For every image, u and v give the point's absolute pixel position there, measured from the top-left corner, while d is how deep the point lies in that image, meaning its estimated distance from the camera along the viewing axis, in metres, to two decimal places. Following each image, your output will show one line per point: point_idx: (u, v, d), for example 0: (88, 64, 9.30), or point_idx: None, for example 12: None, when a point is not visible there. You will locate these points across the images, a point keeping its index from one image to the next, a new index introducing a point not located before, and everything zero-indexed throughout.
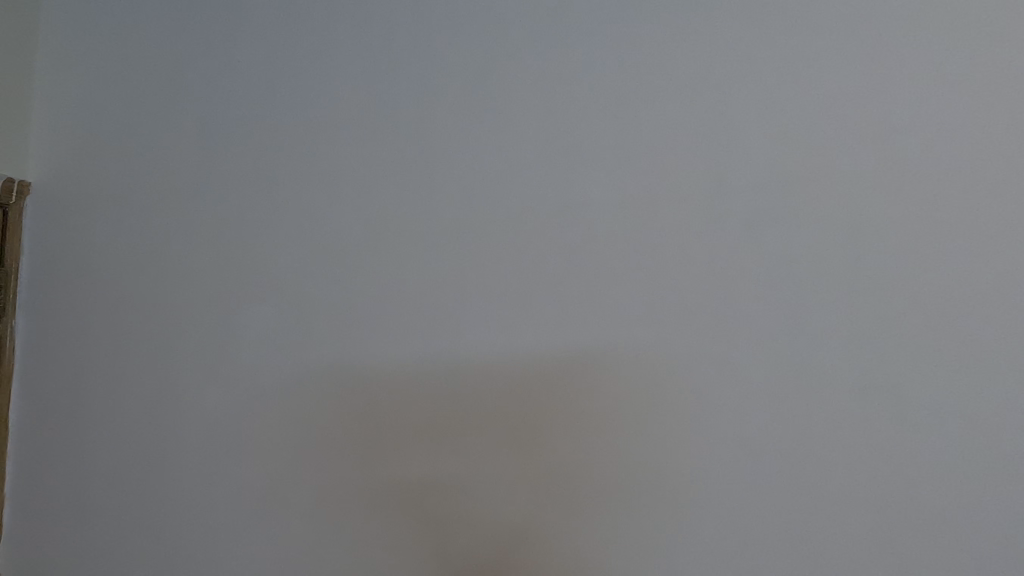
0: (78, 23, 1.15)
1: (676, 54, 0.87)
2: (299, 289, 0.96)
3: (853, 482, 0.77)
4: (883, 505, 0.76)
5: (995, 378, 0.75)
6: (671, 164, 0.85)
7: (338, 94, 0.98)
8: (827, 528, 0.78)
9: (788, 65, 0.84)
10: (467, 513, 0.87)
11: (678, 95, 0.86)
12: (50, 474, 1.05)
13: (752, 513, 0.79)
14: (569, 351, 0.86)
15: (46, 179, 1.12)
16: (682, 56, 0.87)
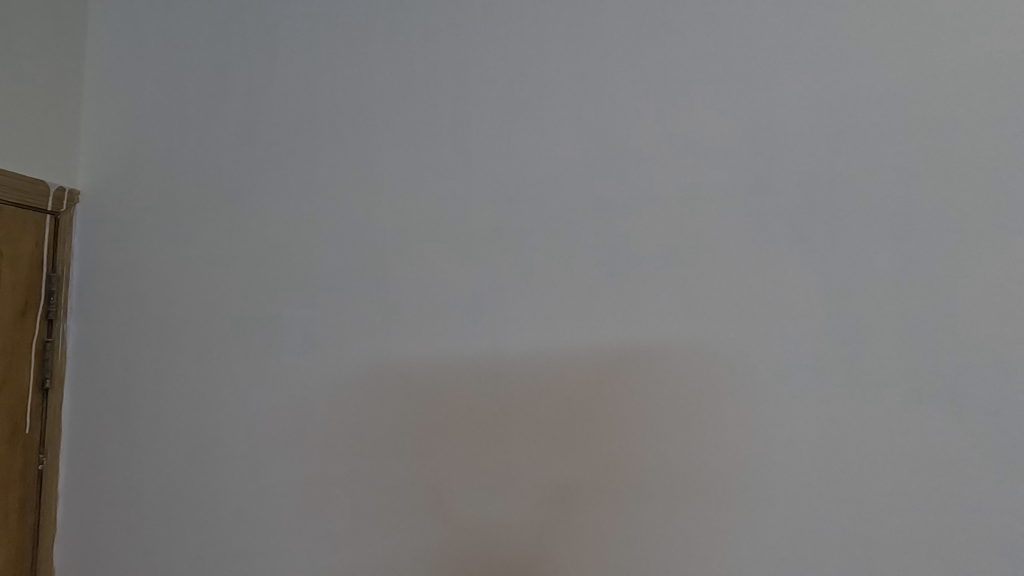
0: (127, 35, 1.19)
1: (707, 56, 0.87)
2: (340, 289, 0.98)
3: (881, 478, 0.76)
4: (900, 497, 0.75)
5: (1013, 372, 0.73)
6: (697, 164, 0.85)
7: (376, 97, 1.00)
8: (875, 529, 0.76)
9: (827, 53, 0.83)
10: (506, 510, 0.88)
11: (707, 94, 0.86)
12: (102, 472, 1.08)
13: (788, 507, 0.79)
14: (614, 344, 0.85)
15: (97, 186, 1.16)
16: (712, 58, 0.87)
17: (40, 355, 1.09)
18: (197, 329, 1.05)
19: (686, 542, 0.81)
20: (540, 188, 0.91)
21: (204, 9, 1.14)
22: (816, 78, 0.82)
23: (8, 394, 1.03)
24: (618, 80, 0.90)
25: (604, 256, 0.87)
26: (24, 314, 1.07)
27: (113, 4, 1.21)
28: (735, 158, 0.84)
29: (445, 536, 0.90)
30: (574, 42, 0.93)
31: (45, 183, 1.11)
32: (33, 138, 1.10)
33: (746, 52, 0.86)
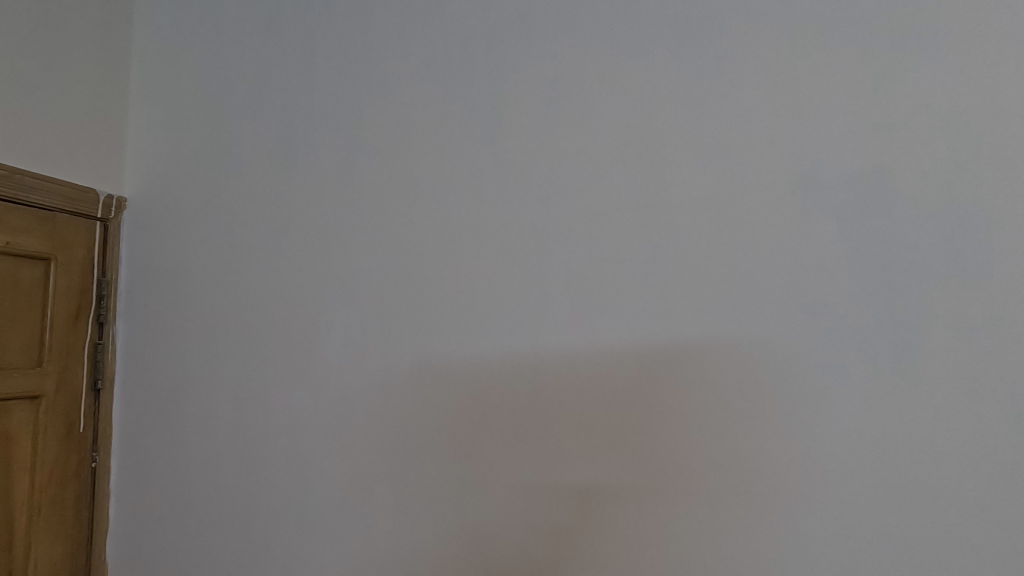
0: (171, 45, 1.23)
1: (746, 57, 0.88)
2: (380, 291, 0.99)
3: (924, 471, 0.77)
4: (943, 490, 0.77)
5: None
6: (739, 164, 0.87)
7: (413, 100, 1.02)
8: (919, 523, 0.77)
9: (867, 52, 0.84)
10: (550, 508, 0.88)
11: (748, 94, 0.87)
12: (152, 470, 1.12)
13: (833, 501, 0.80)
14: (657, 342, 0.86)
15: (144, 193, 1.20)
16: (752, 59, 0.88)
17: (92, 357, 1.13)
18: (241, 330, 1.08)
19: (719, 536, 0.82)
20: (578, 189, 0.92)
21: (244, 19, 1.17)
22: (857, 78, 0.84)
23: (64, 395, 1.07)
24: (658, 81, 0.91)
25: (645, 256, 0.88)
26: (78, 317, 1.11)
27: (157, 17, 1.25)
28: (777, 158, 0.85)
29: (474, 536, 0.91)
30: (611, 43, 0.94)
31: (95, 191, 1.15)
32: (83, 147, 1.14)
33: (785, 51, 0.87)
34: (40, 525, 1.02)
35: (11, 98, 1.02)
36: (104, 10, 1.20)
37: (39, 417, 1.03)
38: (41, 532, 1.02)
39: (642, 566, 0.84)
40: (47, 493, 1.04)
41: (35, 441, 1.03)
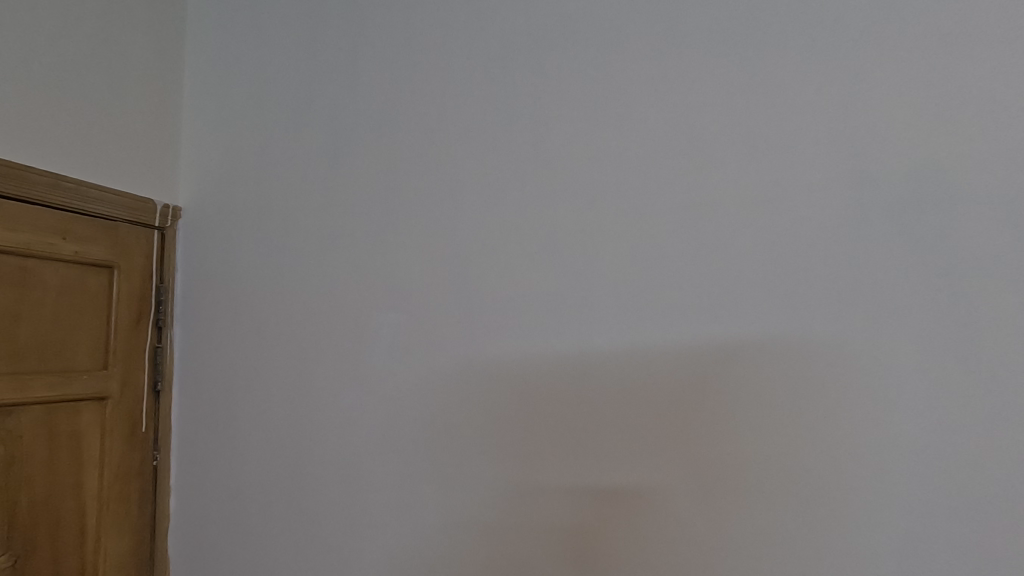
0: (219, 59, 1.28)
1: (791, 54, 0.88)
2: (426, 293, 1.01)
3: (982, 469, 0.76)
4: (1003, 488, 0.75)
5: None
6: (786, 161, 0.86)
7: (456, 105, 1.04)
8: (978, 522, 0.76)
9: (916, 46, 0.83)
10: (597, 507, 0.89)
11: (794, 91, 0.87)
12: (209, 469, 1.16)
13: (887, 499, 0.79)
14: (706, 343, 0.86)
15: (197, 202, 1.25)
16: (798, 56, 0.88)
17: (151, 360, 1.18)
18: (291, 333, 1.11)
19: (768, 535, 0.82)
20: (623, 190, 0.93)
21: (290, 32, 1.21)
22: (906, 73, 0.83)
23: (127, 396, 1.12)
24: (703, 79, 0.91)
25: (691, 254, 0.88)
26: (138, 321, 1.16)
27: (207, 34, 1.31)
28: (826, 155, 0.85)
29: (512, 535, 0.93)
30: (651, 43, 0.95)
31: (152, 201, 1.20)
32: (140, 159, 1.20)
33: (831, 48, 0.86)
34: (108, 521, 1.07)
35: (75, 115, 1.08)
36: (156, 29, 1.26)
37: (105, 417, 1.09)
38: (109, 528, 1.07)
39: (680, 566, 0.85)
40: (114, 490, 1.09)
41: (102, 440, 1.08)
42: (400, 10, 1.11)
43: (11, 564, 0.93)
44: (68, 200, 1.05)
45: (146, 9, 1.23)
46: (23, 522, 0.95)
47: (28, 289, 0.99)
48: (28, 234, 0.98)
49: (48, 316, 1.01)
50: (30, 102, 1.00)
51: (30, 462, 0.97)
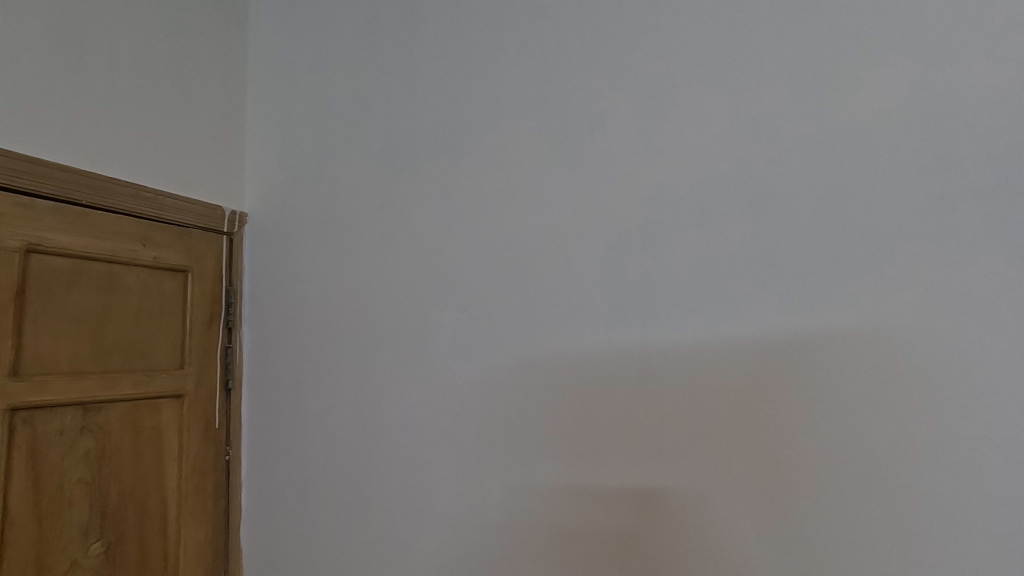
0: (280, 71, 1.34)
1: (861, 38, 0.85)
2: (485, 292, 1.03)
3: None
4: None
5: None
6: (855, 149, 0.83)
7: (512, 106, 1.05)
8: None
9: (1001, 21, 0.78)
10: (660, 508, 0.88)
11: (863, 76, 0.84)
12: (277, 465, 1.21)
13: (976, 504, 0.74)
14: (775, 338, 0.84)
15: (262, 208, 1.30)
16: (868, 39, 0.85)
17: (223, 360, 1.24)
18: (354, 333, 1.15)
19: (839, 538, 0.79)
20: (685, 183, 0.92)
21: (348, 41, 1.25)
22: (991, 50, 0.78)
23: (202, 394, 1.18)
24: (766, 67, 0.89)
25: (754, 248, 0.87)
26: (211, 323, 1.22)
27: (269, 47, 1.36)
28: (900, 141, 0.81)
29: (573, 534, 0.93)
30: (711, 33, 0.94)
31: (221, 209, 1.26)
32: (210, 170, 1.26)
33: (905, 29, 0.83)
34: (187, 512, 1.13)
35: (150, 130, 1.15)
36: (222, 46, 1.33)
37: (183, 414, 1.15)
38: (189, 519, 1.13)
39: (747, 568, 0.83)
40: (192, 484, 1.15)
41: (181, 436, 1.14)
42: (455, 15, 1.13)
43: (103, 551, 0.99)
44: (147, 209, 1.11)
45: (212, 27, 1.30)
46: (113, 511, 1.01)
47: (114, 293, 1.05)
48: (112, 242, 1.05)
49: (131, 319, 1.08)
50: (109, 118, 1.08)
51: (118, 456, 1.03)
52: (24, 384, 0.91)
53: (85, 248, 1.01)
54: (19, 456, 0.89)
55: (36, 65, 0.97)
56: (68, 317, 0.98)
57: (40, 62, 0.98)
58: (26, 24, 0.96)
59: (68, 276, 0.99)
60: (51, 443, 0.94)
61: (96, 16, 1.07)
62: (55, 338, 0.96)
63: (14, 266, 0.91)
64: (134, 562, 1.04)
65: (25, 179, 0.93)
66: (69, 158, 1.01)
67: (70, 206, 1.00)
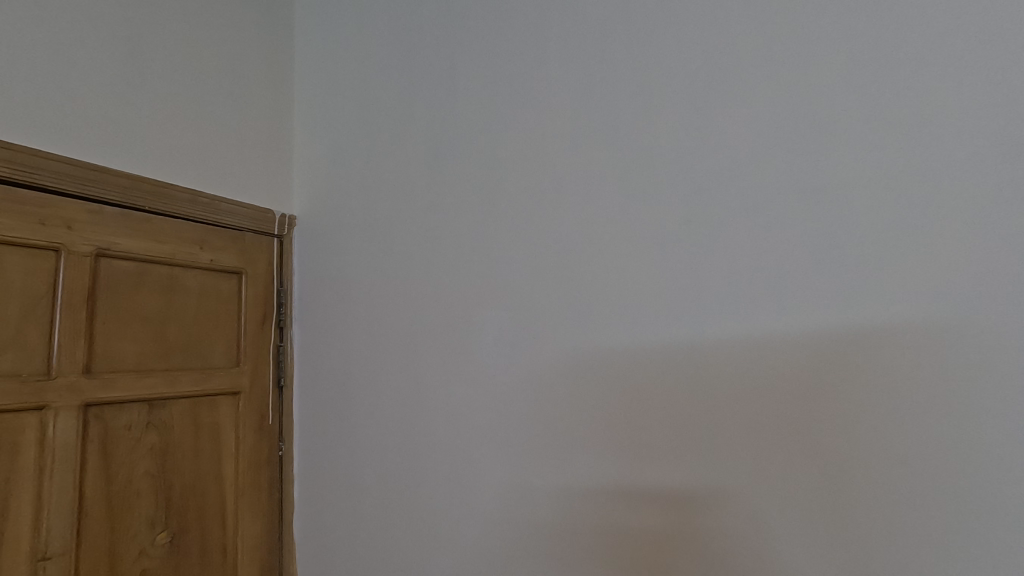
0: (326, 77, 1.37)
1: (919, 21, 0.82)
2: (531, 290, 1.04)
3: None
4: None
5: None
6: (913, 137, 0.80)
7: (556, 104, 1.06)
8: None
9: None
10: (709, 505, 0.87)
11: (921, 60, 0.81)
12: (328, 460, 1.24)
13: None
14: (833, 334, 0.82)
15: (311, 211, 1.34)
16: (927, 22, 0.81)
17: (275, 358, 1.28)
18: (400, 331, 1.17)
19: (899, 539, 0.77)
20: (734, 177, 0.90)
21: (391, 45, 1.27)
22: None
23: (256, 391, 1.22)
24: (819, 56, 0.87)
25: (806, 241, 0.85)
26: (263, 323, 1.26)
27: (315, 53, 1.40)
28: (963, 127, 0.78)
29: (620, 531, 0.93)
30: (761, 23, 0.92)
31: (272, 212, 1.30)
32: (261, 174, 1.31)
33: (968, 10, 0.79)
34: (244, 506, 1.17)
35: (205, 138, 1.20)
36: (271, 54, 1.37)
37: (239, 410, 1.19)
38: (245, 511, 1.17)
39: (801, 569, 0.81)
40: (248, 477, 1.19)
41: (237, 432, 1.18)
42: (498, 16, 1.14)
43: (168, 541, 1.04)
44: (204, 213, 1.16)
45: (261, 37, 1.35)
46: (177, 503, 1.06)
47: (175, 295, 1.10)
48: (173, 246, 1.10)
49: (191, 319, 1.12)
50: (168, 127, 1.13)
51: (180, 451, 1.08)
52: (95, 381, 0.96)
53: (148, 251, 1.05)
54: (92, 450, 0.94)
55: (101, 79, 1.03)
56: (134, 318, 1.03)
57: (105, 76, 1.03)
58: (92, 41, 1.02)
59: (134, 278, 1.03)
60: (120, 438, 0.98)
61: (154, 30, 1.13)
62: (123, 337, 1.01)
63: (87, 270, 0.96)
64: (196, 552, 1.08)
65: (93, 187, 0.98)
66: (132, 165, 1.06)
67: (134, 212, 1.04)
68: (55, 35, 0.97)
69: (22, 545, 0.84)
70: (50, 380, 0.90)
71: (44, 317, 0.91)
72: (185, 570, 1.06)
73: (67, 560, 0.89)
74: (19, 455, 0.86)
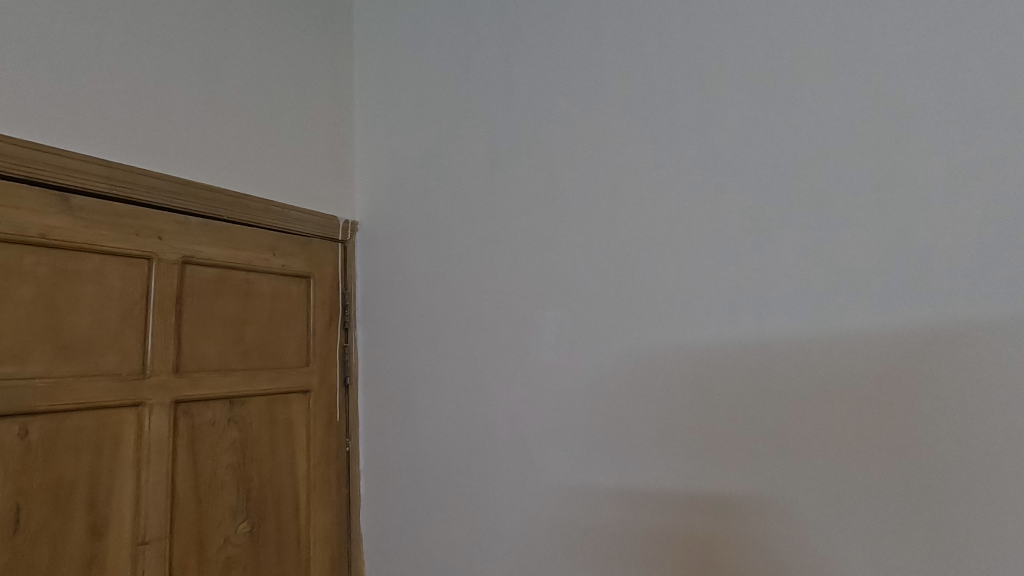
0: (385, 85, 1.42)
1: (994, 10, 0.79)
2: (591, 288, 1.05)
3: None
4: None
5: None
6: (989, 128, 0.78)
7: (612, 106, 1.07)
8: None
9: None
10: (775, 505, 0.86)
11: (997, 49, 0.78)
12: (391, 456, 1.29)
13: None
14: (910, 329, 0.80)
15: (372, 215, 1.39)
16: (1005, 9, 0.78)
17: (341, 358, 1.34)
18: (460, 332, 1.21)
19: (978, 544, 0.74)
20: (799, 171, 0.89)
21: (448, 53, 1.31)
22: None
23: (324, 389, 1.28)
24: (889, 43, 0.85)
25: (874, 238, 0.83)
26: (330, 325, 1.32)
27: (374, 64, 1.45)
28: None
29: (681, 529, 0.93)
30: (827, 13, 0.90)
31: (336, 219, 1.36)
32: (326, 183, 1.37)
33: None
34: (316, 498, 1.23)
35: (274, 150, 1.27)
36: (333, 67, 1.44)
37: (309, 407, 1.25)
38: (317, 504, 1.24)
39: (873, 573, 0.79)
40: (318, 471, 1.25)
41: (308, 428, 1.24)
42: (553, 22, 1.16)
43: (248, 530, 1.10)
44: (275, 221, 1.22)
45: (323, 51, 1.41)
46: (256, 495, 1.13)
47: (252, 299, 1.17)
48: (248, 252, 1.16)
49: (265, 321, 1.19)
50: (241, 141, 1.20)
51: (257, 445, 1.14)
52: (184, 380, 1.03)
53: (227, 258, 1.12)
54: (181, 443, 1.02)
55: (184, 98, 1.11)
56: (216, 320, 1.10)
57: (185, 95, 1.11)
58: (173, 63, 1.10)
59: (215, 283, 1.10)
60: (206, 432, 1.06)
61: (228, 49, 1.20)
62: (206, 338, 1.08)
63: (175, 277, 1.03)
64: (274, 541, 1.15)
65: (178, 199, 1.06)
66: (211, 178, 1.13)
67: (215, 220, 1.12)
68: (143, 58, 1.05)
69: (125, 530, 0.92)
70: (146, 378, 0.98)
71: (139, 321, 0.98)
72: (264, 557, 1.12)
73: (162, 545, 0.96)
74: (121, 448, 0.93)
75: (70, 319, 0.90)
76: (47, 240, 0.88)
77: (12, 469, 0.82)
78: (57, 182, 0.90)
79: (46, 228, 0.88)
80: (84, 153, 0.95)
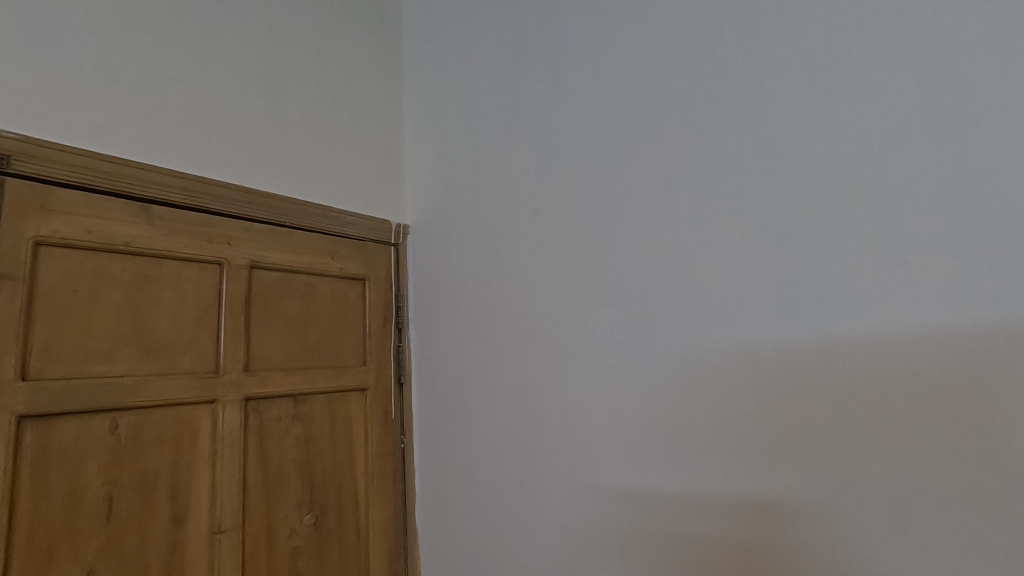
0: (434, 92, 1.46)
1: None
2: (642, 289, 1.06)
3: None
4: None
5: None
6: None
7: (661, 107, 1.08)
8: None
9: None
10: (836, 506, 0.85)
11: None
12: (445, 452, 1.33)
13: None
14: (980, 327, 0.77)
15: (422, 219, 1.43)
16: None
17: (396, 357, 1.38)
18: (511, 332, 1.23)
19: None
20: (856, 168, 0.88)
21: (495, 59, 1.34)
22: None
23: (380, 387, 1.33)
24: (952, 33, 0.82)
25: (939, 234, 0.80)
26: (385, 325, 1.36)
27: (423, 73, 1.49)
28: None
29: (738, 530, 0.93)
30: (884, 5, 0.88)
31: (389, 223, 1.41)
32: (379, 189, 1.42)
33: None
34: (374, 492, 1.28)
35: (331, 159, 1.32)
36: (384, 78, 1.49)
37: (366, 405, 1.30)
38: (375, 498, 1.28)
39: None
40: (376, 466, 1.29)
41: (366, 424, 1.29)
42: (600, 26, 1.18)
43: (312, 521, 1.16)
44: (332, 226, 1.27)
45: (375, 63, 1.47)
46: (319, 488, 1.18)
47: (313, 301, 1.22)
48: (309, 256, 1.22)
49: (325, 322, 1.24)
50: (301, 152, 1.26)
51: (320, 441, 1.19)
52: (252, 378, 1.09)
53: (290, 262, 1.18)
54: (251, 438, 1.07)
55: (248, 113, 1.17)
56: (280, 322, 1.16)
57: (249, 109, 1.17)
58: (238, 80, 1.16)
59: (279, 286, 1.16)
60: (273, 428, 1.11)
61: (287, 65, 1.26)
62: (272, 339, 1.14)
63: (243, 281, 1.09)
64: (336, 533, 1.20)
65: (245, 207, 1.12)
66: (274, 187, 1.19)
67: (278, 227, 1.17)
68: (210, 76, 1.12)
69: (202, 519, 0.98)
70: (218, 376, 1.04)
71: (212, 323, 1.04)
72: (328, 548, 1.18)
73: (235, 534, 1.02)
74: (198, 442, 1.00)
75: (152, 321, 0.96)
76: (131, 247, 0.95)
77: (104, 461, 0.88)
78: (139, 194, 0.97)
79: (131, 236, 0.95)
80: (162, 166, 1.01)
